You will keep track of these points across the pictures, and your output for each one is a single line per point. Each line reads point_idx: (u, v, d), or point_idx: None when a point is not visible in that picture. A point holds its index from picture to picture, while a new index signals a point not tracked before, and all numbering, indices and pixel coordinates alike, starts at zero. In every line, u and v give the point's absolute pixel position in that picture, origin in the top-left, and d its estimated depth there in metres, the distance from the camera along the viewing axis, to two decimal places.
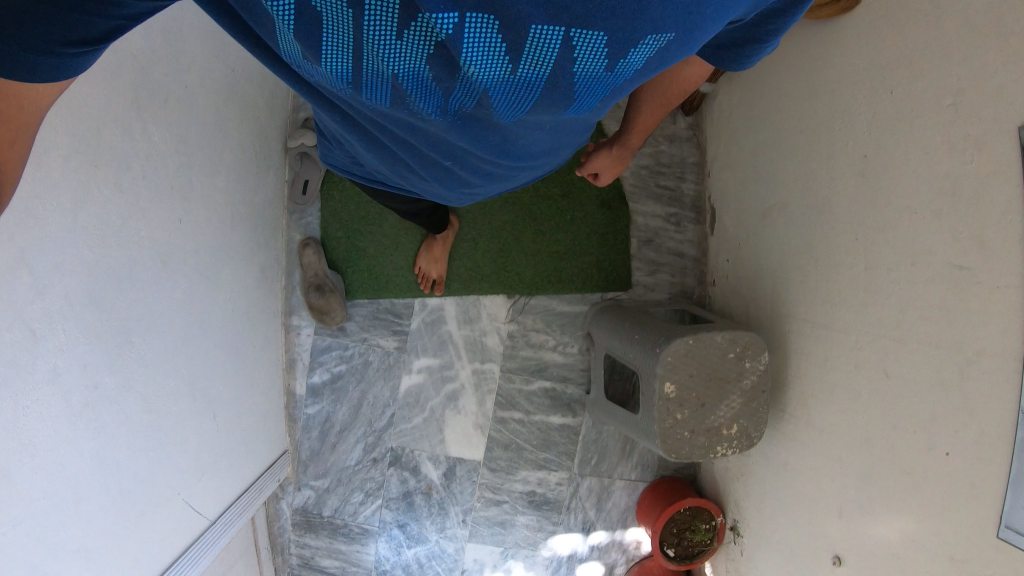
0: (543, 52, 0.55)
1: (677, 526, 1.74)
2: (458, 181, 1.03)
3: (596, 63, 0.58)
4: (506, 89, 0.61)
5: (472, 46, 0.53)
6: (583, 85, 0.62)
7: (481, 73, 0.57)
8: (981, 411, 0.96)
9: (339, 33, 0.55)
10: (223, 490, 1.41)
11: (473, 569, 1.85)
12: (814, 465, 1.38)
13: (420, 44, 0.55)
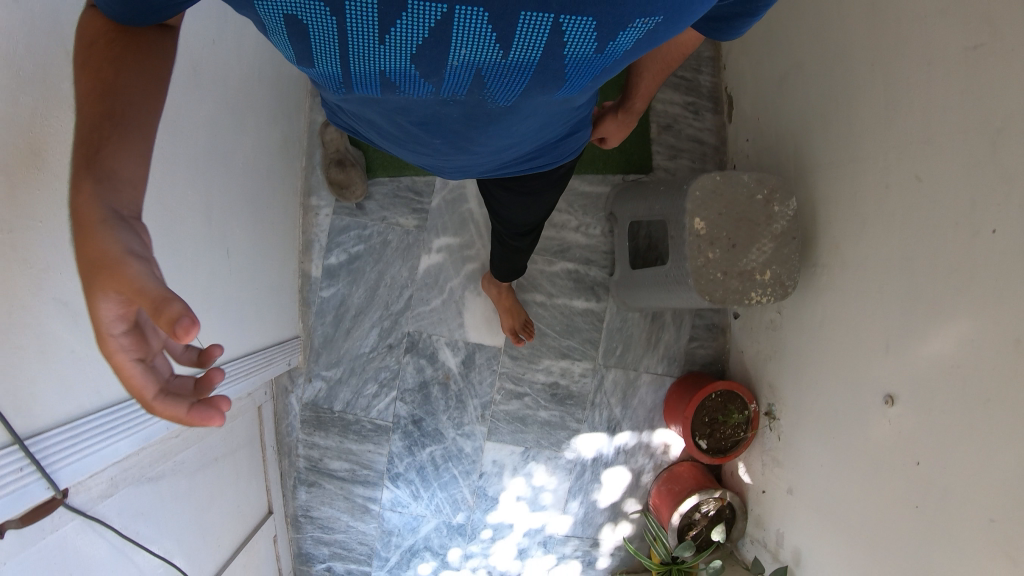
0: (533, 36, 0.56)
1: (708, 415, 1.65)
2: (457, 176, 1.01)
3: (586, 46, 0.58)
4: (495, 75, 0.62)
5: (463, 30, 0.55)
6: (573, 70, 0.63)
7: (473, 57, 0.58)
8: (1020, 177, 0.95)
9: (324, 35, 0.56)
10: (235, 341, 1.33)
11: (493, 472, 1.74)
12: (852, 310, 1.33)
13: (406, 40, 0.56)
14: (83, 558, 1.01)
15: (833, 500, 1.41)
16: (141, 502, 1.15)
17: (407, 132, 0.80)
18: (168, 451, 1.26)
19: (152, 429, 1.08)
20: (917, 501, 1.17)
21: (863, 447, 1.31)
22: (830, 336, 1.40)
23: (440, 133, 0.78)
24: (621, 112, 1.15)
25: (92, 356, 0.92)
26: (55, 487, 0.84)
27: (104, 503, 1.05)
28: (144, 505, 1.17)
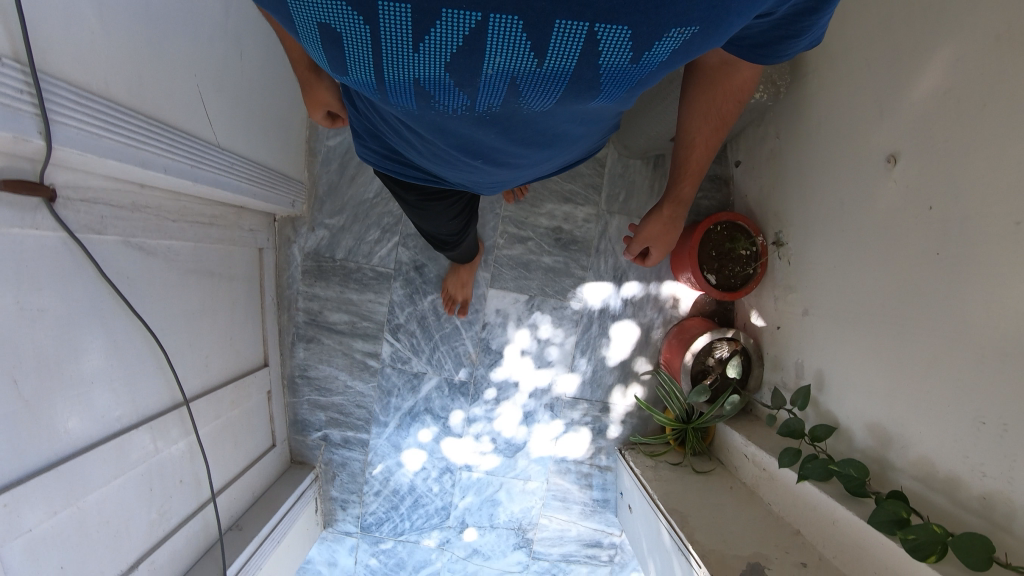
0: (568, 45, 0.54)
1: (716, 249, 1.61)
2: (486, 174, 0.99)
3: (620, 55, 0.55)
4: (530, 84, 0.60)
5: (497, 41, 0.53)
6: (607, 81, 0.60)
7: (507, 65, 0.56)
8: None
9: (357, 46, 0.55)
10: (238, 138, 1.38)
11: (496, 323, 1.68)
12: (847, 98, 1.35)
13: (437, 50, 0.55)
14: (65, 279, 1.00)
15: (847, 301, 1.35)
16: (126, 264, 1.14)
17: (440, 136, 0.80)
18: (165, 233, 1.26)
19: (156, 160, 1.10)
20: (936, 247, 1.12)
21: (872, 224, 1.28)
22: (830, 131, 1.41)
23: (478, 136, 0.77)
24: (673, 200, 1.19)
25: (105, 55, 0.95)
26: (46, 142, 0.84)
27: (93, 235, 1.05)
28: (128, 268, 1.15)
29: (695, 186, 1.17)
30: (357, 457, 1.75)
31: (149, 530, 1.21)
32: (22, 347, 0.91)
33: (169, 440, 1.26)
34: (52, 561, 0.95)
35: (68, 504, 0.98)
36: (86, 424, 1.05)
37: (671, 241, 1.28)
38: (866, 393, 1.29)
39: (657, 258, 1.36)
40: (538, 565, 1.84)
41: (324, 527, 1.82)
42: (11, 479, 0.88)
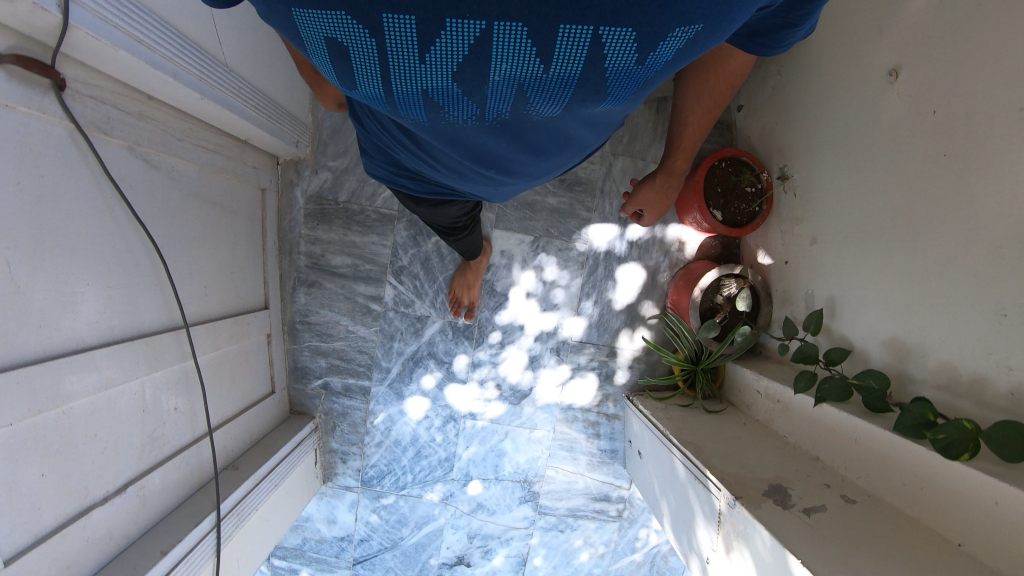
0: (573, 51, 0.51)
1: (722, 185, 1.61)
2: (496, 181, 0.97)
3: (627, 58, 0.52)
4: (537, 90, 0.58)
5: (501, 50, 0.51)
6: (614, 84, 0.57)
7: (514, 72, 0.54)
8: None
9: (363, 61, 0.53)
10: (246, 66, 1.39)
11: (501, 264, 1.66)
12: (848, 25, 1.38)
13: (444, 61, 0.53)
14: (66, 170, 0.98)
15: (855, 222, 1.34)
16: (130, 172, 1.13)
17: (450, 147, 0.78)
18: (169, 150, 1.25)
19: (167, 66, 1.11)
20: (944, 149, 1.11)
21: (880, 138, 1.27)
22: (832, 59, 1.43)
23: (489, 143, 0.75)
24: (666, 171, 1.26)
25: None
26: (63, 16, 0.85)
27: (101, 134, 1.05)
28: (129, 175, 1.13)
29: (688, 159, 1.23)
30: (358, 406, 1.71)
31: (141, 454, 1.15)
32: (19, 226, 0.88)
33: (164, 361, 1.21)
34: (34, 463, 0.90)
35: (53, 405, 0.93)
36: (80, 327, 1.01)
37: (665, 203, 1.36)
38: (881, 311, 1.26)
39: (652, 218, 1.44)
40: (545, 521, 1.80)
41: (323, 483, 1.77)
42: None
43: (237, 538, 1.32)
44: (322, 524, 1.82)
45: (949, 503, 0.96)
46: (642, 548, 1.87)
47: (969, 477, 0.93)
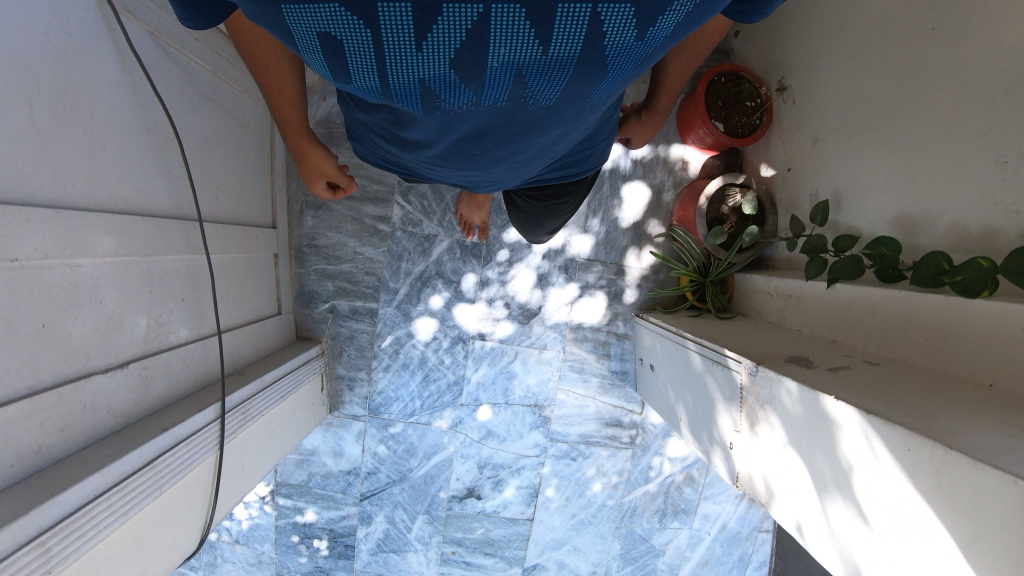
0: (572, 27, 0.47)
1: (722, 99, 1.64)
2: (491, 181, 0.91)
3: (626, 35, 0.48)
4: (535, 75, 0.52)
5: (499, 33, 0.47)
6: (612, 65, 0.52)
7: (512, 56, 0.49)
8: None
9: (359, 52, 0.50)
10: None
11: None
12: None
13: (441, 46, 0.48)
14: (91, 36, 0.99)
15: (855, 116, 1.36)
16: (151, 58, 1.14)
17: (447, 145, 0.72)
18: (186, 46, 1.26)
19: None
20: (932, 23, 1.15)
21: (872, 29, 1.31)
22: None
23: (484, 144, 0.69)
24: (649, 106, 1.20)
25: None
26: None
27: (126, 14, 1.07)
28: (147, 57, 1.13)
29: (670, 97, 1.16)
30: (366, 329, 1.69)
31: (149, 337, 1.11)
32: (43, 72, 0.88)
33: (173, 247, 1.19)
34: (38, 309, 0.86)
35: (61, 255, 0.90)
36: (92, 187, 0.99)
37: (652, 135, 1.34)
38: (883, 191, 1.28)
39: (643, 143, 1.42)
40: (556, 449, 1.76)
41: (329, 412, 1.74)
42: (2, 194, 0.80)
43: (241, 437, 1.24)
44: (329, 457, 1.78)
45: (978, 342, 0.93)
46: (656, 478, 1.83)
47: (989, 311, 0.92)
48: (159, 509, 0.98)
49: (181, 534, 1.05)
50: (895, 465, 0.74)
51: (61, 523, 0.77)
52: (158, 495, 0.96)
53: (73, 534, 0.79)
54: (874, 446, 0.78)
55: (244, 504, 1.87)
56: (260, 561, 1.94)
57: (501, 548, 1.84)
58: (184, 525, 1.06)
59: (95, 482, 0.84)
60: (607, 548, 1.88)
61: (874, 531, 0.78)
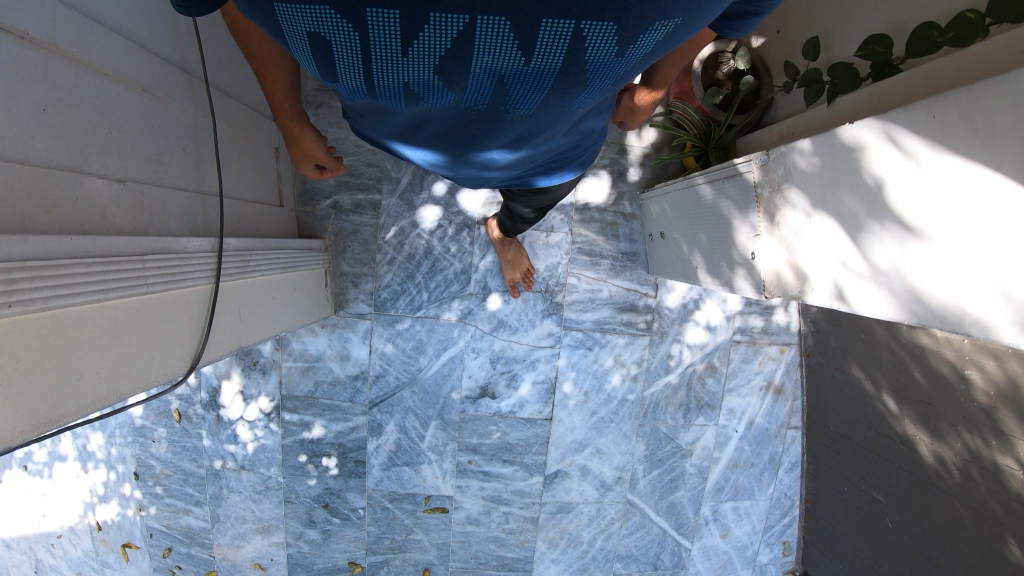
0: (555, 44, 0.48)
1: None
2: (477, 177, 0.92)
3: (606, 52, 0.51)
4: (517, 84, 0.54)
5: (483, 47, 0.48)
6: (593, 76, 0.55)
7: (496, 64, 0.51)
8: None
9: (345, 52, 0.50)
10: None
11: None
12: None
13: (427, 51, 0.49)
14: None
15: None
16: None
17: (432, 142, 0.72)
18: None
19: None
20: None
21: None
22: None
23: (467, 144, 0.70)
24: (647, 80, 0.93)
25: None
26: None
27: None
28: None
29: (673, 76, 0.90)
30: (369, 222, 1.66)
31: (143, 170, 1.07)
32: None
33: (173, 97, 1.18)
34: (41, 87, 0.83)
35: (68, 49, 0.88)
36: (103, 10, 0.98)
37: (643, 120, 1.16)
38: (858, 21, 1.30)
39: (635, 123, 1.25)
40: (571, 338, 1.69)
41: (335, 312, 1.68)
42: None
43: (239, 283, 1.17)
44: (336, 361, 1.71)
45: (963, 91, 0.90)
46: (677, 368, 1.76)
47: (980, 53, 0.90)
48: (141, 313, 0.88)
49: (165, 356, 0.93)
50: (935, 152, 0.71)
51: (35, 260, 0.68)
52: (141, 295, 0.87)
53: (46, 279, 0.69)
54: (909, 148, 0.75)
55: (251, 424, 1.80)
56: (268, 488, 1.85)
57: (520, 454, 1.75)
58: (167, 351, 0.94)
59: (74, 244, 0.76)
60: (631, 450, 1.79)
61: (928, 238, 0.72)
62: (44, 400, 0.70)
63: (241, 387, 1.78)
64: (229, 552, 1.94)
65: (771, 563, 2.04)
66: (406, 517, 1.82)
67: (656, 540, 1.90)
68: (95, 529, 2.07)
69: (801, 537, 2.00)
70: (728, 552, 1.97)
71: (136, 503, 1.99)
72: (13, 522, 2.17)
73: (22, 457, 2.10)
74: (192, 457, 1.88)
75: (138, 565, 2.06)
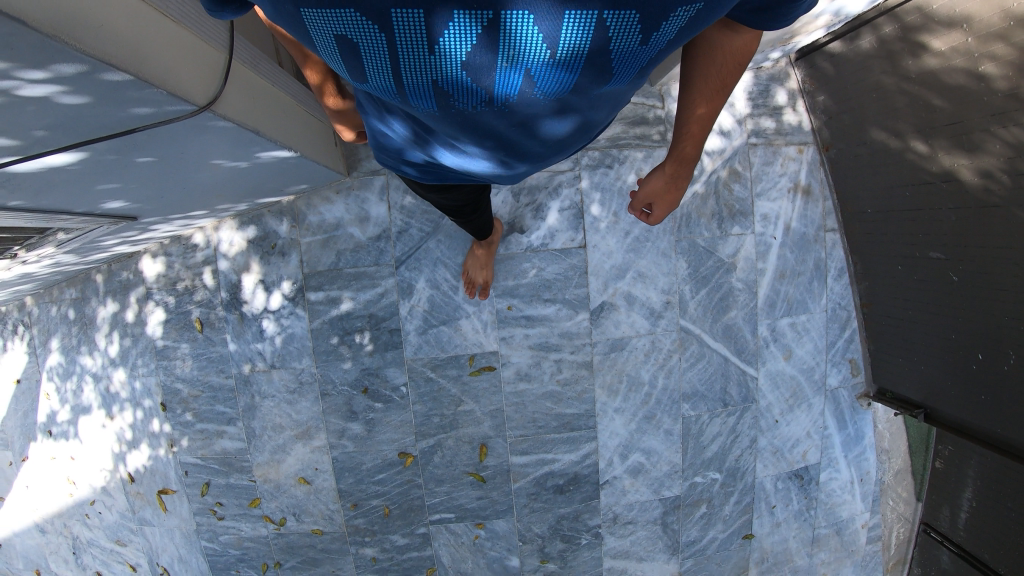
0: (579, 35, 0.51)
1: None
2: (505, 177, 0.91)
3: (631, 39, 0.53)
4: (545, 77, 0.55)
5: (511, 39, 0.50)
6: (619, 67, 0.57)
7: (522, 58, 0.52)
8: None
9: (374, 53, 0.54)
10: None
11: None
12: None
13: (456, 50, 0.52)
14: None
15: None
16: None
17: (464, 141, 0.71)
18: None
19: None
20: None
21: None
22: None
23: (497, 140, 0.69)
24: (674, 158, 0.91)
25: None
26: None
27: None
28: None
29: (701, 145, 0.89)
30: None
31: None
32: None
33: None
34: None
35: None
36: None
37: (674, 198, 0.96)
38: None
39: (660, 215, 1.00)
40: (588, 158, 1.66)
41: (348, 174, 1.66)
42: None
43: (253, 77, 1.17)
44: (355, 226, 1.67)
45: None
46: (700, 176, 1.72)
47: None
48: (162, 26, 0.87)
49: (186, 79, 0.93)
50: None
51: None
52: (162, 11, 0.87)
53: None
54: None
55: (277, 316, 1.73)
56: (303, 384, 1.74)
57: (560, 290, 1.66)
58: (188, 76, 0.93)
59: None
60: (674, 269, 1.71)
61: None
62: (70, 18, 0.70)
63: (261, 277, 1.72)
64: (270, 470, 1.82)
65: (842, 387, 1.93)
66: (453, 386, 1.69)
67: (719, 371, 1.78)
68: (128, 481, 1.97)
69: (866, 351, 1.92)
70: (796, 378, 1.87)
71: (167, 440, 1.89)
72: (44, 499, 2.09)
73: (46, 421, 2.03)
74: (219, 368, 1.78)
75: (177, 513, 1.95)
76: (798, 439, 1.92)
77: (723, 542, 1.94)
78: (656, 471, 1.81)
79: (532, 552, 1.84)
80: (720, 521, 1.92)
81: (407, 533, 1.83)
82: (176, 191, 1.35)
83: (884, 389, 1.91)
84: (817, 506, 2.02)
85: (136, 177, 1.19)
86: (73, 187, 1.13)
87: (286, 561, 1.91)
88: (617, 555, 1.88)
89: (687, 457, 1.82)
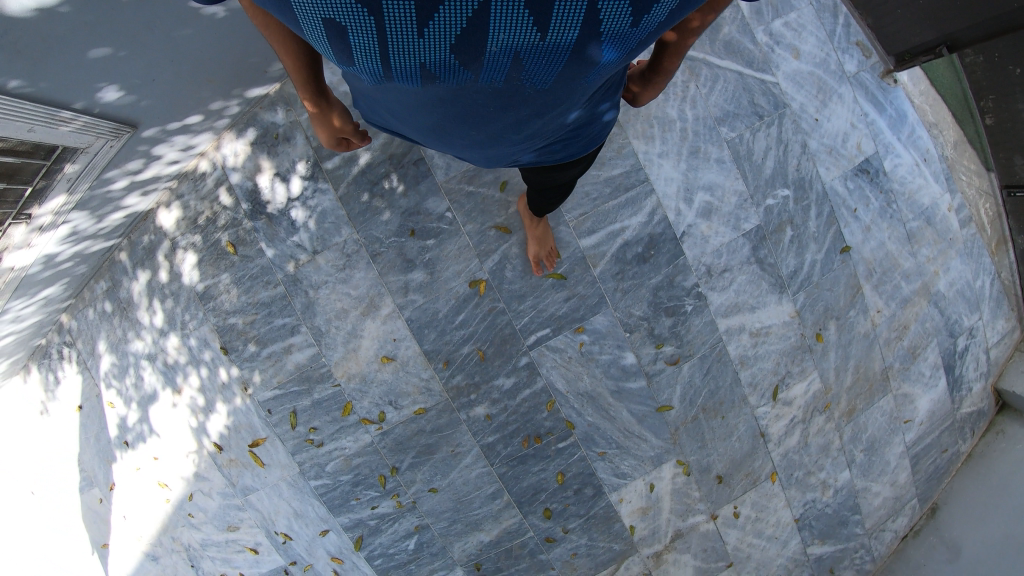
0: (571, 14, 0.51)
1: None
2: (490, 156, 0.96)
3: (621, 22, 0.54)
4: (532, 62, 0.58)
5: (499, 23, 0.52)
6: (608, 47, 0.58)
7: (511, 43, 0.54)
8: None
9: (360, 39, 0.54)
10: None
11: None
12: None
13: (442, 37, 0.53)
14: None
15: None
16: None
17: (449, 117, 0.75)
18: None
19: None
20: None
21: None
22: None
23: (481, 118, 0.74)
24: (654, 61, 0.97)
25: None
26: None
27: None
28: None
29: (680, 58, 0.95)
30: None
31: None
32: None
33: None
34: None
35: None
36: None
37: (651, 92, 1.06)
38: None
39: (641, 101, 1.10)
40: None
41: None
42: None
43: None
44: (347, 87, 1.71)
45: None
46: None
47: None
48: None
49: None
50: None
51: None
52: None
53: None
54: None
55: (303, 200, 1.70)
56: (351, 257, 1.68)
57: None
58: None
59: None
60: None
61: None
62: None
63: (275, 171, 1.71)
64: (351, 364, 1.72)
65: (863, 71, 1.90)
66: (495, 191, 1.64)
67: (740, 87, 1.76)
68: (217, 452, 1.88)
69: (867, 28, 1.89)
70: (814, 73, 1.84)
71: (239, 384, 1.80)
72: (145, 520, 2.02)
73: (118, 432, 1.97)
74: (265, 281, 1.73)
75: (276, 461, 1.84)
76: (846, 133, 1.86)
77: (824, 264, 1.84)
78: (727, 207, 1.73)
79: (645, 340, 1.72)
80: (812, 241, 1.82)
81: (511, 371, 1.69)
82: (164, 67, 1.42)
83: (903, 53, 1.87)
84: (896, 198, 1.92)
85: (122, 37, 1.27)
86: (67, 54, 1.21)
87: (402, 462, 1.78)
88: (729, 312, 1.76)
89: (750, 182, 1.75)
